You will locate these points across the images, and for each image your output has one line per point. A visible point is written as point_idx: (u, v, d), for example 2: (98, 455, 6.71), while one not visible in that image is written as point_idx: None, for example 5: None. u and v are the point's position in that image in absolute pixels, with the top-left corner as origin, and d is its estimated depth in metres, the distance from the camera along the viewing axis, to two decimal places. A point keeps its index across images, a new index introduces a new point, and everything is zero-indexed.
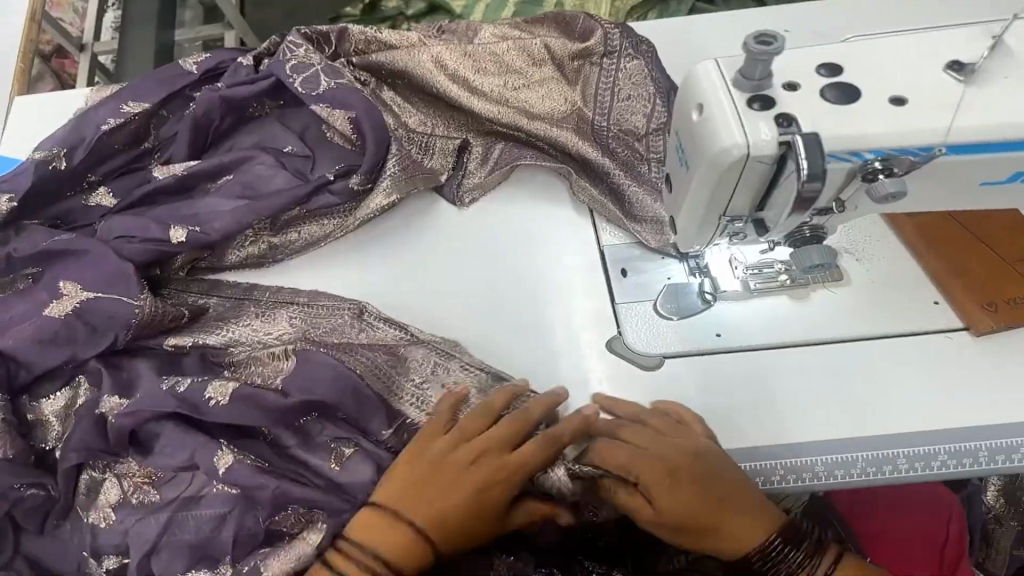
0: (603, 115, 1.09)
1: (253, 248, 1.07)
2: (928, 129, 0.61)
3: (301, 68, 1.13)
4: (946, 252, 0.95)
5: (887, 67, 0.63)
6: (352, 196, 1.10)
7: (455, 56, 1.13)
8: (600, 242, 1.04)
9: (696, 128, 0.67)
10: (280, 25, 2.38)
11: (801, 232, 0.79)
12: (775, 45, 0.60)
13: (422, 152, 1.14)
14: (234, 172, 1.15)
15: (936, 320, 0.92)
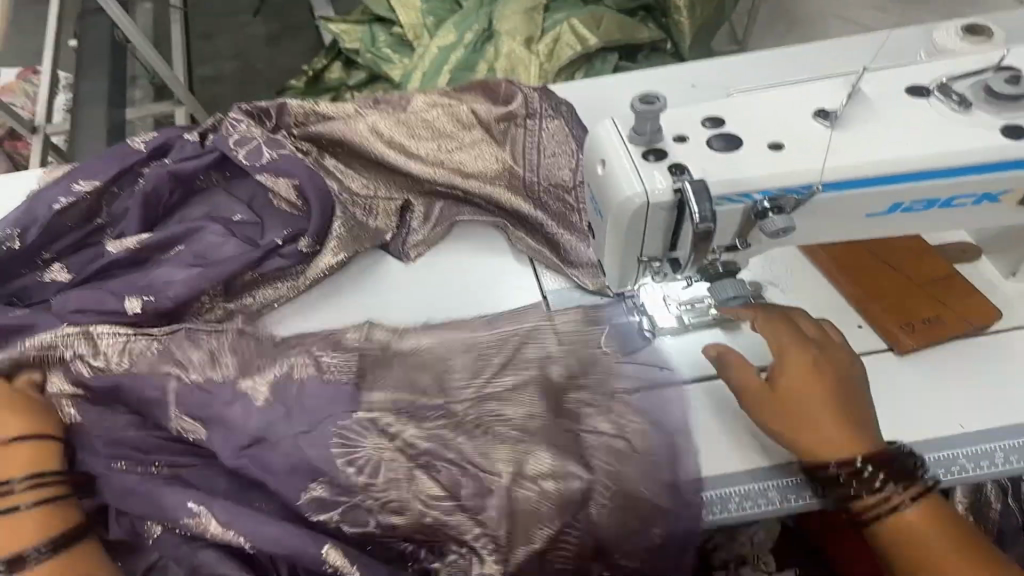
0: (532, 172, 1.16)
1: (210, 314, 1.08)
2: (803, 171, 0.67)
3: (244, 142, 1.18)
4: (859, 278, 1.01)
5: (763, 118, 0.70)
6: (303, 259, 1.13)
7: (389, 125, 1.20)
8: (542, 287, 1.09)
9: (601, 180, 0.72)
10: (231, 99, 2.47)
11: (716, 267, 0.81)
12: (657, 104, 0.68)
13: (365, 213, 1.18)
14: (184, 243, 1.18)
15: (859, 342, 0.97)
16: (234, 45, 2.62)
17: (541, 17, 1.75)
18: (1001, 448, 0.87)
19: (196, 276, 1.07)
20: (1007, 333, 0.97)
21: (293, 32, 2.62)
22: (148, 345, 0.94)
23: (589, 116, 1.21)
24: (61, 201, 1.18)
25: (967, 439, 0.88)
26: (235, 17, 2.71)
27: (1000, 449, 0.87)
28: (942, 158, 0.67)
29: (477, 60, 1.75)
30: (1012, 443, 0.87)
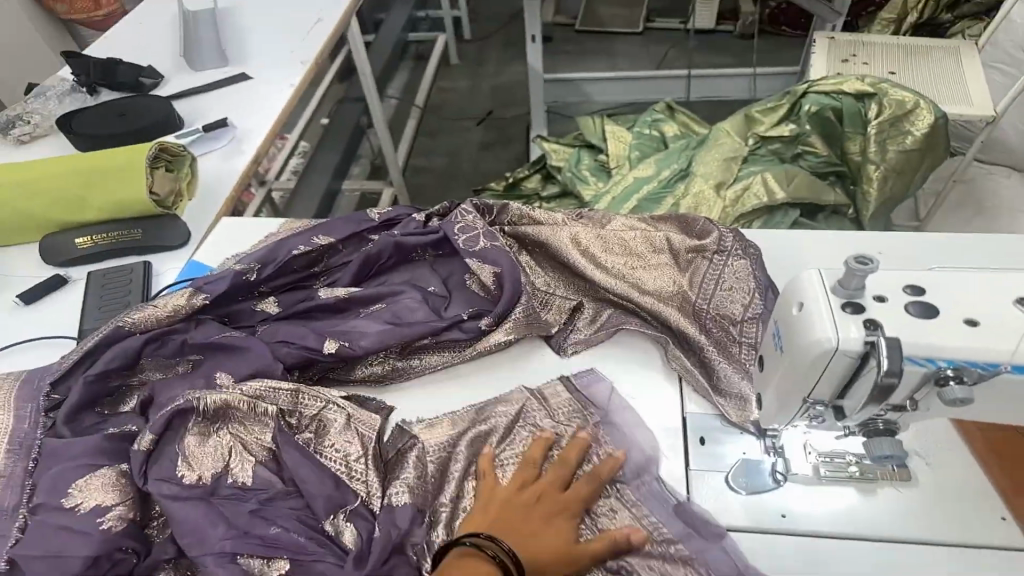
0: (705, 299, 1.24)
1: (379, 366, 1.29)
2: (998, 350, 0.71)
3: (466, 231, 1.35)
4: (1013, 470, 0.99)
5: (963, 296, 0.76)
6: (478, 335, 1.29)
7: (590, 237, 1.34)
8: (685, 410, 1.14)
9: (795, 320, 0.80)
10: (430, 189, 2.77)
11: (874, 424, 0.87)
12: (870, 266, 0.75)
13: (540, 305, 1.33)
14: (383, 301, 1.36)
15: (1002, 535, 0.93)
16: (448, 145, 2.95)
17: (737, 167, 1.88)
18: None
19: (389, 333, 1.27)
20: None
21: (502, 142, 2.93)
22: (335, 420, 1.14)
23: (774, 264, 1.28)
24: (299, 248, 1.40)
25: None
26: (455, 121, 3.07)
27: None
28: None
29: (666, 194, 1.91)
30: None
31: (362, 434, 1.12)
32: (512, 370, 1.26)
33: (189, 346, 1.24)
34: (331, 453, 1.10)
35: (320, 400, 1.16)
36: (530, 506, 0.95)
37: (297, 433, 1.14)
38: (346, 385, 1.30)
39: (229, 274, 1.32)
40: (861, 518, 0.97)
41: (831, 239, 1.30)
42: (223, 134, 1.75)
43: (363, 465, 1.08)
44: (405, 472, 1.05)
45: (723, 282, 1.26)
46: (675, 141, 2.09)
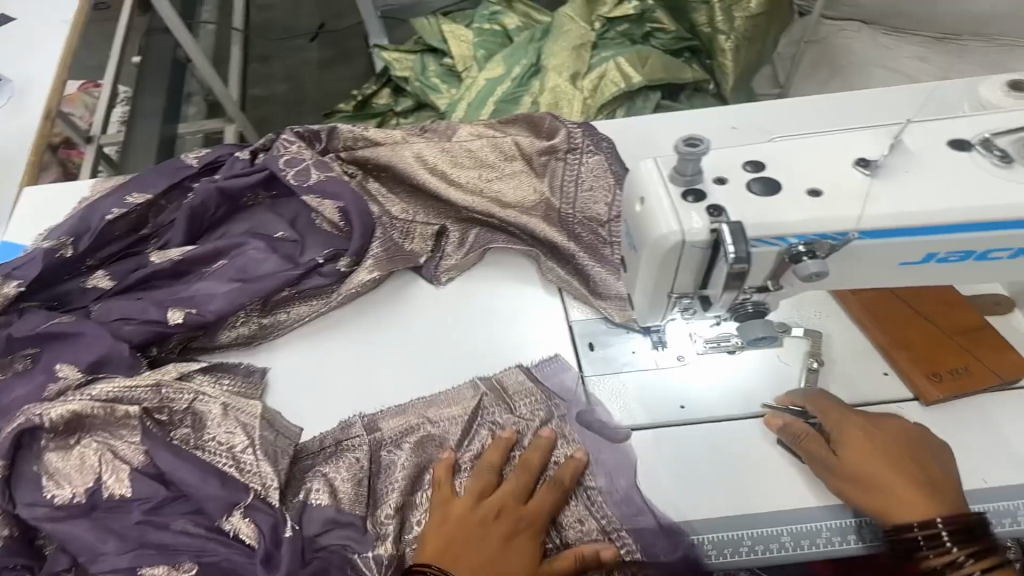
0: (570, 205, 1.16)
1: (243, 328, 1.14)
2: (842, 216, 0.67)
3: (294, 163, 1.21)
4: (887, 322, 0.98)
5: (804, 165, 0.71)
6: (339, 279, 1.17)
7: (434, 151, 1.23)
8: (568, 317, 1.09)
9: (637, 217, 0.74)
10: (280, 120, 2.55)
11: (744, 308, 0.79)
12: (701, 147, 0.70)
13: (402, 237, 1.21)
14: (226, 257, 1.20)
15: (886, 389, 0.93)
16: (288, 68, 2.71)
17: (588, 54, 1.78)
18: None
19: (238, 289, 1.13)
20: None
21: (346, 58, 2.70)
22: (211, 411, 0.99)
23: (630, 154, 1.21)
24: (115, 212, 1.22)
25: (988, 495, 0.83)
26: (291, 41, 2.80)
27: None
28: (984, 212, 0.65)
29: (521, 93, 1.80)
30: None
31: (245, 421, 0.99)
32: (382, 305, 1.17)
33: (19, 340, 1.08)
34: (211, 447, 0.97)
35: (190, 391, 1.00)
36: (484, 524, 0.83)
37: (171, 430, 0.99)
38: (212, 354, 1.14)
39: (37, 256, 1.15)
40: (749, 398, 0.95)
41: (681, 119, 1.24)
42: (1, 89, 1.50)
43: (250, 459, 0.95)
44: (332, 470, 0.95)
45: (582, 182, 1.18)
46: (520, 33, 1.96)
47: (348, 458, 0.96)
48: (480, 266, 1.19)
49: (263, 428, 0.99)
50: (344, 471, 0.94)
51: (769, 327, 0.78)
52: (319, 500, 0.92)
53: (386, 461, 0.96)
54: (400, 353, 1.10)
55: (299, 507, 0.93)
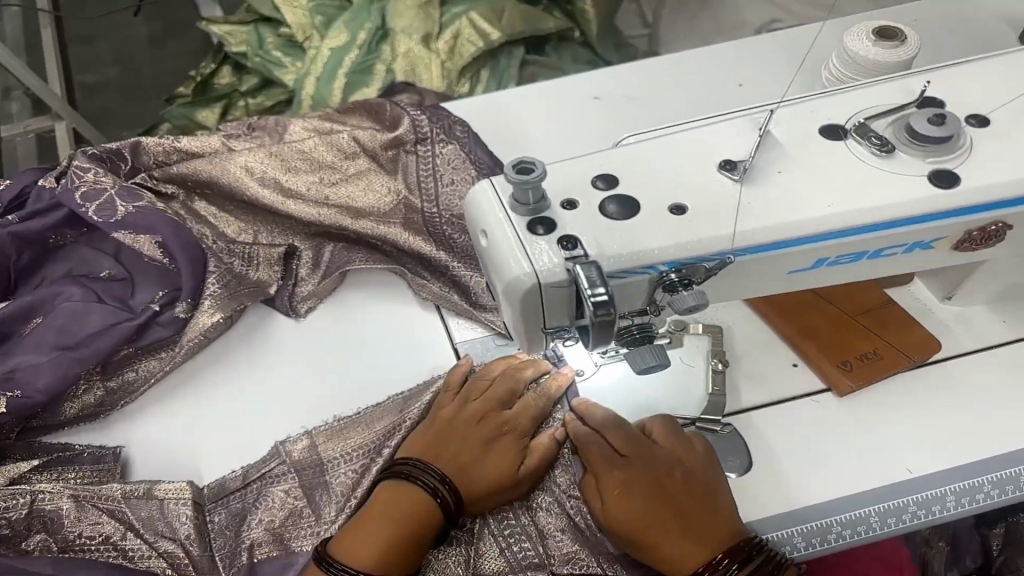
0: (431, 204, 1.04)
1: (88, 397, 0.91)
2: (712, 239, 0.57)
3: (92, 196, 1.00)
4: (791, 309, 0.91)
5: (664, 175, 0.61)
6: (182, 327, 0.96)
7: (261, 159, 1.06)
8: (453, 339, 0.97)
9: (486, 254, 0.62)
10: (116, 112, 2.22)
11: (630, 332, 0.66)
12: (536, 172, 0.57)
13: (244, 263, 1.03)
14: (43, 314, 0.96)
15: (799, 383, 0.87)
16: (115, 48, 2.38)
17: (436, 12, 1.64)
18: (952, 490, 0.79)
19: (61, 356, 0.90)
20: (949, 363, 0.87)
21: (179, 31, 2.41)
22: (62, 509, 0.78)
23: (487, 137, 1.08)
24: None
25: (918, 485, 0.79)
26: (112, 17, 2.46)
27: (983, 482, 0.79)
28: (867, 213, 0.57)
29: (373, 63, 1.63)
30: (963, 483, 0.79)
31: (104, 512, 0.78)
32: (232, 342, 0.99)
33: None
34: (85, 547, 0.77)
35: (27, 492, 0.78)
36: (457, 432, 0.77)
37: (18, 544, 0.77)
38: (57, 434, 0.91)
39: None
40: (654, 408, 0.85)
41: (539, 93, 1.11)
42: None
43: (130, 552, 0.77)
44: (261, 517, 0.80)
45: (440, 175, 1.06)
46: None
47: (276, 496, 0.81)
48: (346, 289, 1.03)
49: (138, 519, 0.79)
50: (277, 517, 0.80)
51: (660, 351, 0.67)
52: (267, 554, 0.78)
53: (340, 485, 0.81)
54: (251, 410, 0.92)
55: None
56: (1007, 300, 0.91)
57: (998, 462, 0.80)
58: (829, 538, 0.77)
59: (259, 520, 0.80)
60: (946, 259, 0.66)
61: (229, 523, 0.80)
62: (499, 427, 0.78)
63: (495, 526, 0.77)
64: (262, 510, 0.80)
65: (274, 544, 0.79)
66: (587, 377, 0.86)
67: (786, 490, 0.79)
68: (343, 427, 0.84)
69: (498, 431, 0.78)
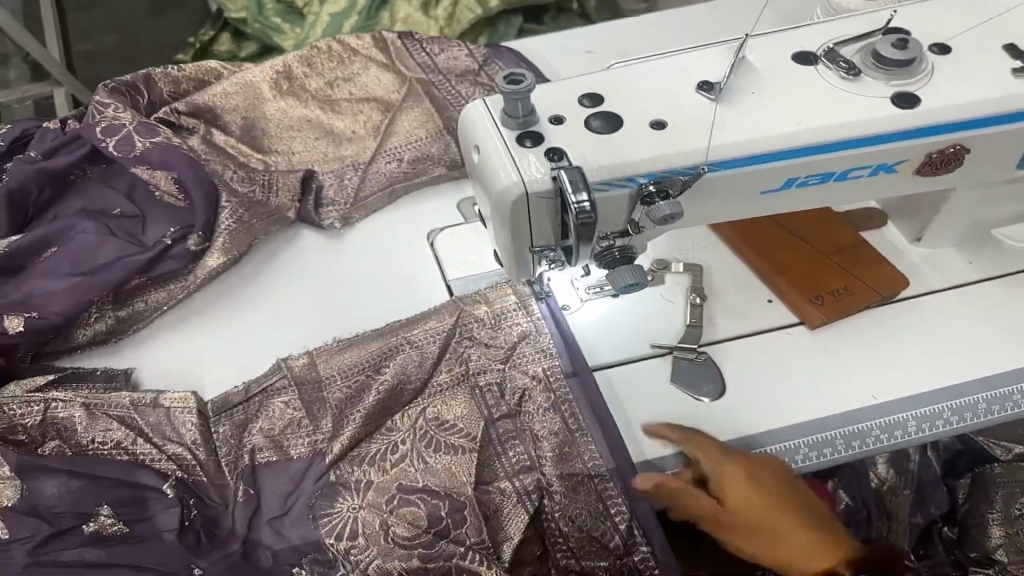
0: (422, 52, 1.22)
1: (100, 324, 0.95)
2: (688, 151, 0.61)
3: (113, 130, 1.05)
4: (768, 249, 0.95)
5: (644, 95, 0.64)
6: (193, 261, 1.00)
7: (276, 91, 1.16)
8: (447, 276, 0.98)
9: (478, 168, 0.66)
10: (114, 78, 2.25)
11: (611, 252, 0.71)
12: (525, 83, 0.60)
13: (265, 190, 1.07)
14: (58, 244, 0.99)
15: (774, 318, 0.91)
16: (115, 16, 2.41)
17: None
18: (914, 416, 0.83)
19: (81, 282, 0.95)
20: (916, 301, 0.91)
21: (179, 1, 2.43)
22: (74, 416, 0.85)
23: None
24: None
25: (881, 411, 0.83)
26: None
27: (943, 409, 0.83)
28: (833, 131, 0.61)
29: (371, 29, 1.66)
30: (924, 410, 0.83)
31: (114, 418, 0.85)
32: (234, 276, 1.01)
33: None
34: (99, 451, 0.84)
35: (39, 401, 0.85)
36: None
37: (35, 448, 0.84)
38: (70, 358, 0.94)
39: None
40: (636, 338, 0.89)
41: (531, 47, 1.15)
42: None
43: (138, 455, 0.84)
44: (265, 425, 0.86)
45: (432, 52, 1.22)
46: None
47: (277, 406, 0.86)
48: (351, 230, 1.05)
49: (143, 426, 0.86)
50: (277, 425, 0.86)
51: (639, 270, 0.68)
52: (269, 458, 0.84)
53: (336, 394, 0.87)
54: (257, 343, 0.94)
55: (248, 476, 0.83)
56: (974, 243, 0.95)
57: (961, 391, 0.84)
58: (795, 459, 0.80)
59: (256, 431, 0.85)
60: (908, 186, 0.70)
61: (234, 431, 0.86)
62: None
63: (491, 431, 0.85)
64: (263, 419, 0.86)
65: (275, 450, 0.84)
66: (574, 311, 0.91)
67: (757, 413, 0.83)
68: (339, 345, 0.90)
69: None
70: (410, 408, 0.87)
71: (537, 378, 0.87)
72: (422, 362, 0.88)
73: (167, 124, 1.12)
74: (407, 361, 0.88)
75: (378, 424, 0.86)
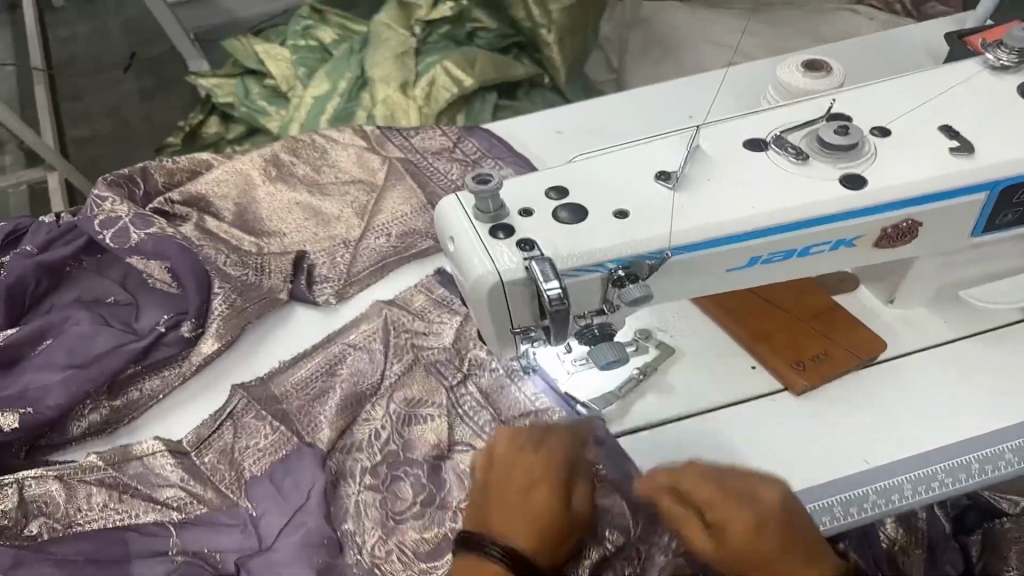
0: (404, 138, 1.27)
1: (95, 415, 0.96)
2: (653, 237, 0.65)
3: (109, 223, 1.09)
4: (744, 317, 0.97)
5: (609, 186, 0.68)
6: (187, 346, 1.03)
7: (266, 179, 1.21)
8: (436, 350, 1.00)
9: (454, 259, 0.69)
10: (108, 163, 2.30)
11: (589, 330, 0.73)
12: (493, 182, 0.65)
13: (258, 273, 1.09)
14: (55, 336, 1.03)
15: (758, 385, 0.93)
16: (106, 104, 2.48)
17: (413, 61, 1.75)
18: (907, 479, 0.84)
19: (74, 374, 0.97)
20: (896, 361, 0.94)
21: (168, 86, 2.50)
22: (51, 491, 0.90)
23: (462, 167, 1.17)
24: None
25: (870, 475, 0.85)
26: (105, 74, 2.57)
27: (935, 471, 0.85)
28: (786, 212, 0.65)
29: (356, 110, 1.72)
30: (914, 473, 0.85)
31: (90, 485, 0.90)
32: (228, 349, 1.02)
33: None
34: (86, 519, 0.89)
35: (13, 482, 0.89)
36: (530, 491, 0.63)
37: (22, 531, 0.88)
38: (66, 452, 0.95)
39: None
40: (628, 408, 0.90)
41: (509, 126, 1.20)
42: None
43: (116, 513, 0.89)
44: (246, 442, 0.94)
45: (414, 136, 1.27)
46: (338, 46, 1.87)
47: (251, 423, 0.95)
48: (344, 306, 1.07)
49: (114, 486, 0.91)
50: (258, 441, 0.94)
51: (620, 347, 0.71)
52: (258, 472, 0.92)
53: (300, 406, 0.97)
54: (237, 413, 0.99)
55: (245, 489, 0.91)
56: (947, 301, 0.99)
57: (945, 452, 0.86)
58: None
59: (240, 441, 0.94)
60: (869, 257, 0.73)
61: (225, 457, 0.93)
62: (569, 445, 0.68)
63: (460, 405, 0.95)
64: (243, 437, 0.94)
65: (267, 458, 0.93)
66: (561, 387, 0.92)
67: None
68: (290, 363, 1.01)
69: (569, 451, 0.68)
70: (370, 402, 0.97)
71: (493, 377, 0.96)
72: (359, 366, 0.99)
73: (161, 214, 1.16)
74: (354, 364, 0.99)
75: (350, 415, 0.95)
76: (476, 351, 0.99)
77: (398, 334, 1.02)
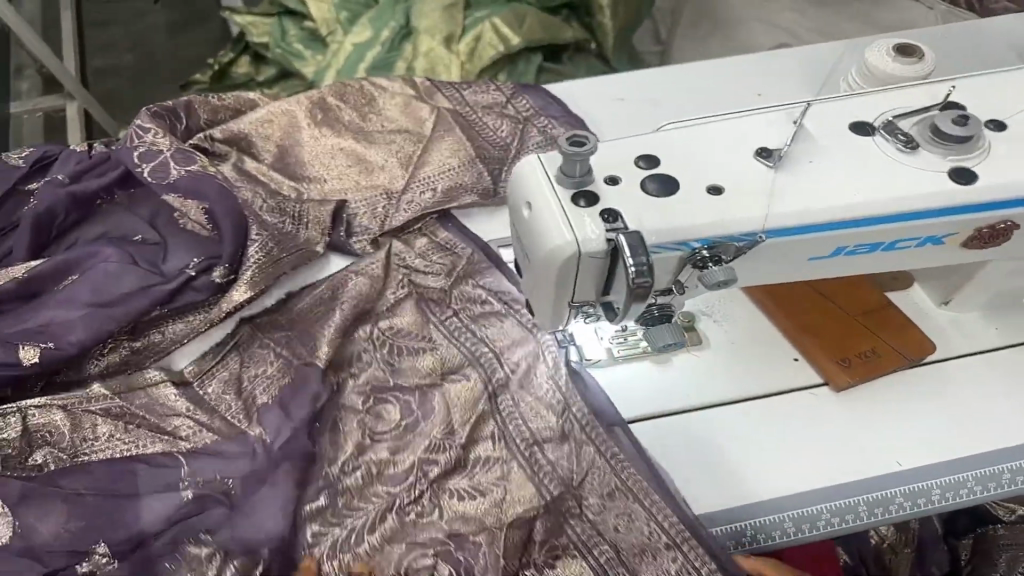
0: (454, 91, 1.22)
1: (113, 354, 0.93)
2: (744, 218, 0.61)
3: (149, 155, 1.04)
4: (792, 306, 0.94)
5: (701, 161, 0.64)
6: (216, 292, 0.98)
7: (308, 120, 1.16)
8: (445, 293, 1.00)
9: (527, 225, 0.65)
10: (129, 96, 2.24)
11: (650, 311, 0.69)
12: (587, 145, 0.61)
13: (295, 222, 1.05)
14: (78, 271, 0.98)
15: (798, 378, 0.89)
16: (131, 35, 2.40)
17: (460, 15, 1.68)
18: (937, 483, 0.83)
19: (96, 312, 0.92)
20: (952, 365, 0.91)
21: (197, 22, 2.43)
22: (54, 421, 0.88)
23: None
24: None
25: (913, 477, 0.83)
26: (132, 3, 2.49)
27: (970, 479, 0.83)
28: (887, 203, 0.62)
29: (396, 61, 1.67)
30: (948, 478, 0.83)
31: (94, 417, 0.89)
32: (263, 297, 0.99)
33: None
34: (92, 449, 0.87)
35: (15, 411, 0.88)
36: None
37: (30, 462, 0.85)
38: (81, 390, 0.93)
39: None
40: (666, 393, 0.87)
41: (565, 90, 1.16)
42: None
43: (123, 445, 0.87)
44: (253, 370, 0.94)
45: (464, 90, 1.22)
46: None
47: (256, 353, 0.95)
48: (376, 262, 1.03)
49: (120, 418, 0.89)
50: (265, 369, 0.94)
51: (677, 330, 0.71)
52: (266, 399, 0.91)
53: (318, 355, 0.94)
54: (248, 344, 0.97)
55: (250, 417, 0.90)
56: (1001, 307, 0.95)
57: (988, 460, 0.84)
58: (818, 525, 0.80)
59: (244, 369, 0.94)
60: (953, 257, 0.70)
61: (229, 383, 0.93)
62: None
63: (496, 367, 0.92)
64: (248, 364, 0.94)
65: (274, 384, 0.92)
66: (594, 363, 0.89)
67: (790, 473, 0.82)
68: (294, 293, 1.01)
69: None
70: (377, 336, 0.97)
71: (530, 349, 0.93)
72: (366, 295, 0.99)
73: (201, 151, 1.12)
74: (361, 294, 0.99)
75: (363, 360, 0.95)
76: (486, 296, 0.99)
77: (400, 273, 1.02)
